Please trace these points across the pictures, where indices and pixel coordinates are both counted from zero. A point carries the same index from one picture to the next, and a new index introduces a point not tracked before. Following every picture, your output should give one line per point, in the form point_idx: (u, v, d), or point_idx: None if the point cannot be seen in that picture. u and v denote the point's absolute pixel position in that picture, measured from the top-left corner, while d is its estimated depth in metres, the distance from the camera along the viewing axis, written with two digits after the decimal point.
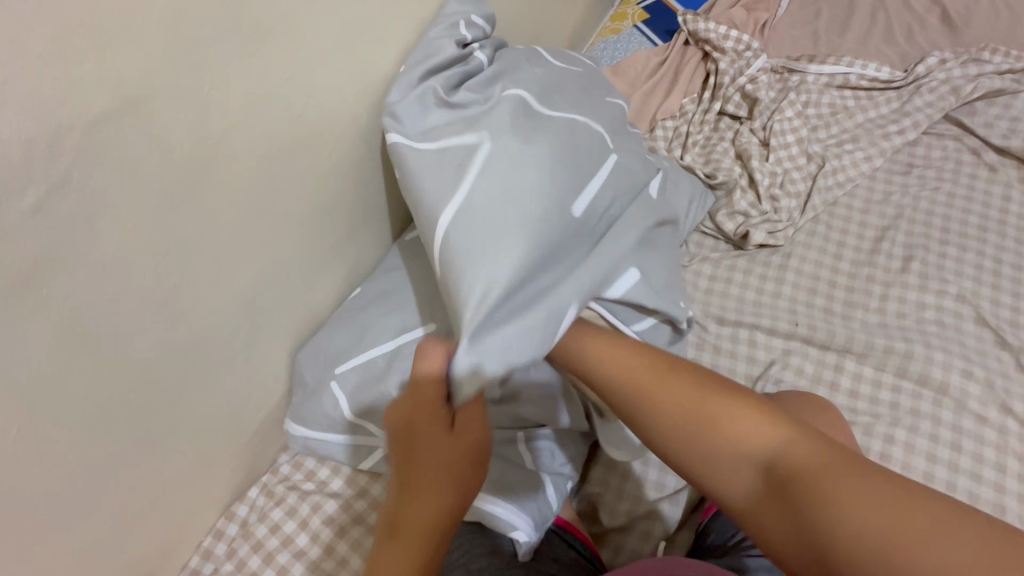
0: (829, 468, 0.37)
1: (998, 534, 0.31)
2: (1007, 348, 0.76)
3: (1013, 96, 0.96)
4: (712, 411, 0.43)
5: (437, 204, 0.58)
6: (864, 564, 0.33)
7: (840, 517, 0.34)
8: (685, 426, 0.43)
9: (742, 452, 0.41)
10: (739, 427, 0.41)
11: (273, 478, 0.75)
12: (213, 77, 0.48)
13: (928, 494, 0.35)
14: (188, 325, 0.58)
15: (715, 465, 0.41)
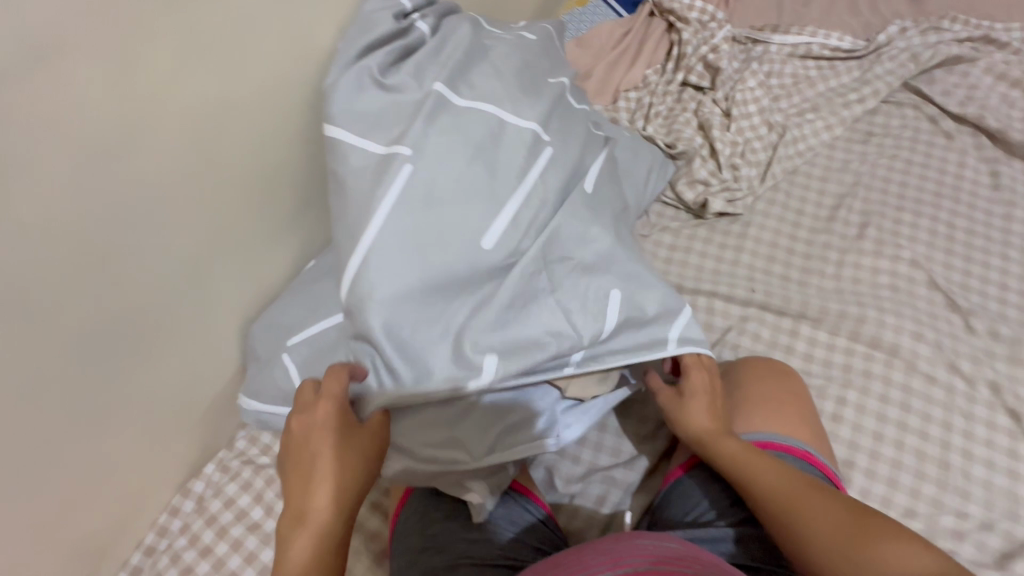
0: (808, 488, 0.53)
1: (888, 531, 0.50)
2: (957, 310, 0.77)
3: (970, 64, 0.97)
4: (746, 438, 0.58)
5: (377, 172, 0.56)
6: (796, 529, 0.52)
7: (801, 513, 0.52)
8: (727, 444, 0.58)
9: (765, 472, 0.55)
10: (766, 453, 0.56)
11: (229, 454, 0.75)
12: (128, 32, 0.47)
13: (875, 521, 0.51)
14: (123, 292, 0.57)
15: (745, 472, 0.56)
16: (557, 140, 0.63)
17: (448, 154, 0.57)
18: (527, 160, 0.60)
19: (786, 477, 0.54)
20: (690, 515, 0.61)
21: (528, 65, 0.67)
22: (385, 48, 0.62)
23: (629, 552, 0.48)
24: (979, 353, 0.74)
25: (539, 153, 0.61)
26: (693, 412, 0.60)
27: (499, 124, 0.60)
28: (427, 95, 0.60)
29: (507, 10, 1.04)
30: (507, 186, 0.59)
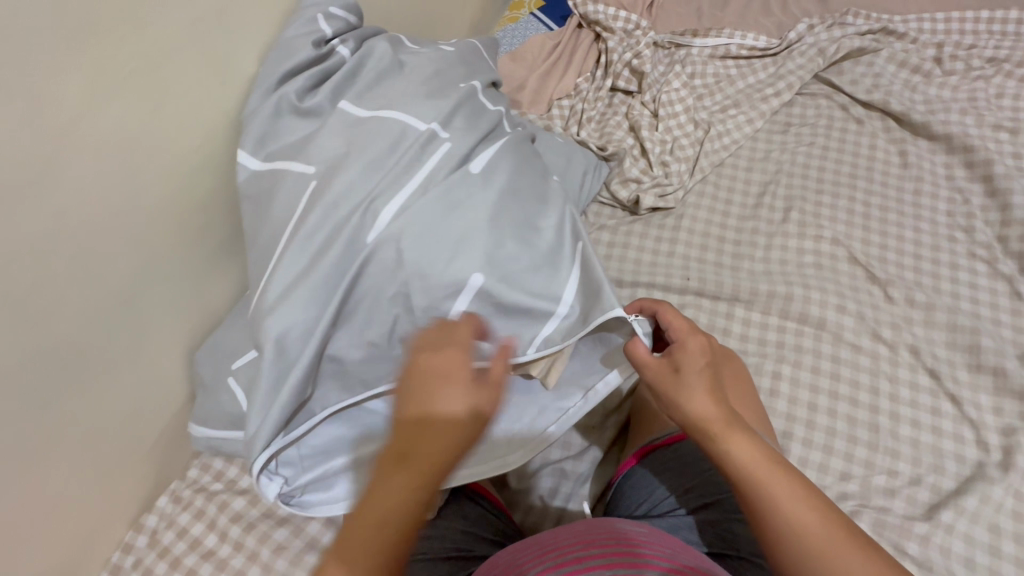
0: (830, 537, 0.47)
1: None
2: (876, 282, 0.82)
3: (874, 54, 1.04)
4: (772, 467, 0.50)
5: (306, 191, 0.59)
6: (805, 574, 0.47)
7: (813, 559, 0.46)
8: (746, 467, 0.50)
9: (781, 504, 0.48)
10: (787, 485, 0.49)
11: (181, 484, 0.74)
12: (41, 70, 0.49)
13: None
14: (55, 329, 0.57)
15: (760, 502, 0.49)
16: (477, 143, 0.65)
17: (359, 164, 0.60)
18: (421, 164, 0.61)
19: (805, 515, 0.48)
20: (643, 508, 0.63)
21: (439, 72, 0.68)
22: (294, 66, 0.64)
23: (601, 532, 0.52)
24: (899, 320, 0.78)
25: (434, 148, 0.62)
26: (695, 398, 0.54)
27: (410, 130, 0.62)
28: (334, 111, 0.63)
29: (440, 29, 1.08)
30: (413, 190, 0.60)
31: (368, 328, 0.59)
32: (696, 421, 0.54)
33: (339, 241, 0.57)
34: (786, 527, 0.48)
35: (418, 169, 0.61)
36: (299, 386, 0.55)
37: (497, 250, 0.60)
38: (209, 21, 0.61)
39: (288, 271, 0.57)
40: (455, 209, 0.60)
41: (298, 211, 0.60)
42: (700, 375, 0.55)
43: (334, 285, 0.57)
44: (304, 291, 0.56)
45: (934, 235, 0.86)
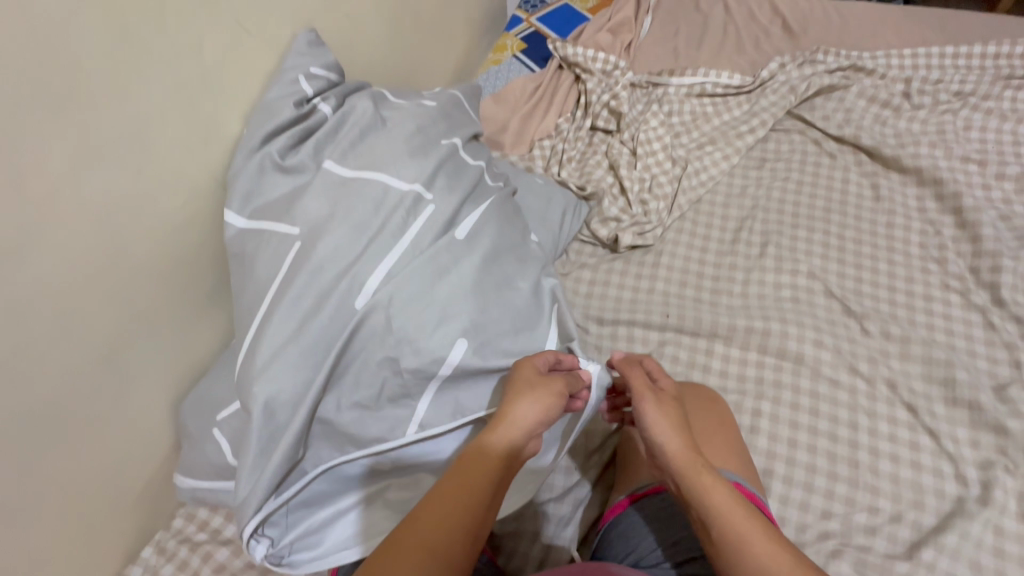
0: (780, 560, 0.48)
1: None
2: (852, 316, 0.83)
3: (844, 91, 1.07)
4: (731, 496, 0.53)
5: (285, 252, 0.62)
6: None
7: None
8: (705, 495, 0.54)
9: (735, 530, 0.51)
10: (743, 513, 0.52)
11: (166, 534, 0.75)
12: (25, 145, 0.51)
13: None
14: (38, 388, 0.58)
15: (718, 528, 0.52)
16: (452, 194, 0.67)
17: (341, 222, 0.62)
18: (408, 225, 0.63)
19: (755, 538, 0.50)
20: (632, 559, 0.63)
21: (422, 129, 0.71)
22: (284, 128, 0.67)
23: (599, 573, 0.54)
24: (875, 354, 0.80)
25: (419, 211, 0.64)
26: (663, 429, 0.59)
27: (392, 185, 0.64)
28: (319, 170, 0.65)
29: (425, 74, 1.12)
30: (390, 247, 0.61)
31: (356, 388, 0.60)
32: (667, 452, 0.58)
33: (322, 301, 0.59)
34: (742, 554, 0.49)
35: (405, 232, 0.63)
36: (290, 450, 0.56)
37: (481, 315, 0.63)
38: (191, 85, 0.63)
39: (276, 333, 0.58)
40: (442, 271, 0.62)
41: (283, 270, 0.61)
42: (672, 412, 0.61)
43: (323, 347, 0.58)
44: (292, 354, 0.57)
45: (908, 267, 0.88)
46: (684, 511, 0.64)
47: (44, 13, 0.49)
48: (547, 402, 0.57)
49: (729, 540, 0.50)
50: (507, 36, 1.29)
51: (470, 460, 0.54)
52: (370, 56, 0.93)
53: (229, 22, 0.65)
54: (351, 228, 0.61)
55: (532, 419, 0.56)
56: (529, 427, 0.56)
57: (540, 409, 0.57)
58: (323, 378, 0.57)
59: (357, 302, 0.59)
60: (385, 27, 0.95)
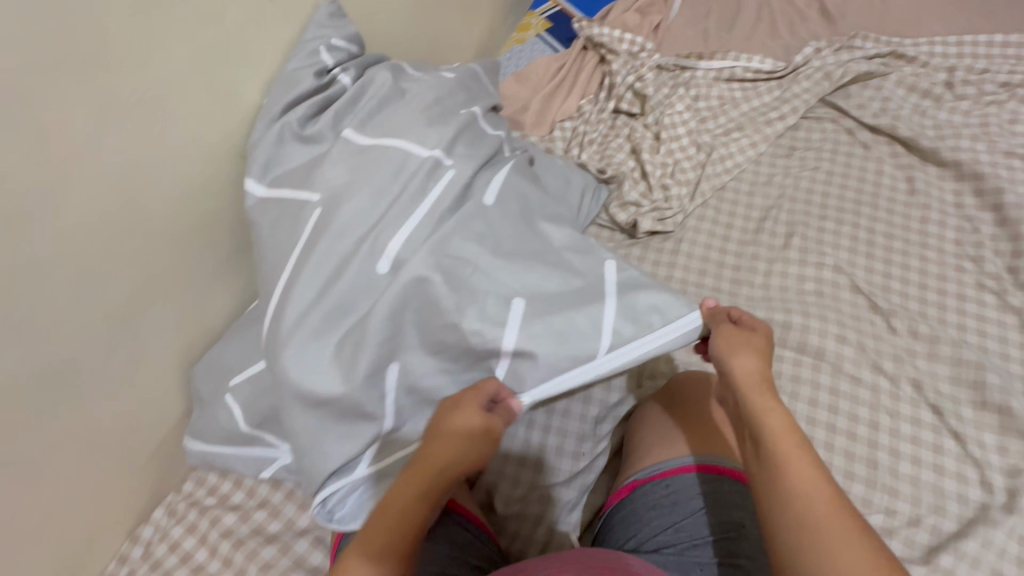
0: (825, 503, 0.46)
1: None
2: (879, 313, 0.80)
3: (883, 78, 1.03)
4: (796, 434, 0.51)
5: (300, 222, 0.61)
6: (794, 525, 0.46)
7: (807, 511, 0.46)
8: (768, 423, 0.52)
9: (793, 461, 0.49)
10: (805, 451, 0.50)
11: (177, 497, 0.76)
12: (44, 104, 0.51)
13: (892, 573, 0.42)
14: (54, 346, 0.59)
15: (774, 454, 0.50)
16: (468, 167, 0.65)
17: (355, 191, 0.61)
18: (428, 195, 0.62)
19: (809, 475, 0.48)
20: (632, 543, 0.62)
21: (440, 101, 0.69)
22: (302, 92, 0.66)
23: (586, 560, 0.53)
24: (901, 352, 0.77)
25: (438, 175, 0.63)
26: (739, 355, 0.56)
27: (411, 152, 0.63)
28: (337, 139, 0.65)
29: (448, 50, 1.10)
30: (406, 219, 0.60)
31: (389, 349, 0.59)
32: (736, 374, 0.56)
33: (336, 271, 0.58)
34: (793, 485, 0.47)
35: (424, 200, 0.61)
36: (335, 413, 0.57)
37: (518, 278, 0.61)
38: (212, 50, 0.63)
39: (294, 301, 0.58)
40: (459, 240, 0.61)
41: (296, 240, 0.61)
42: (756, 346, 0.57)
43: (344, 314, 0.58)
44: (315, 319, 0.57)
45: (941, 264, 0.84)
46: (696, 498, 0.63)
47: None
48: (477, 449, 0.54)
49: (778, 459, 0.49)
50: (532, 14, 1.28)
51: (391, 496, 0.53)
52: (392, 28, 0.91)
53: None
54: (367, 197, 0.61)
55: (441, 456, 0.53)
56: (452, 474, 0.54)
57: (444, 447, 0.54)
58: (359, 336, 0.57)
59: (378, 267, 0.59)
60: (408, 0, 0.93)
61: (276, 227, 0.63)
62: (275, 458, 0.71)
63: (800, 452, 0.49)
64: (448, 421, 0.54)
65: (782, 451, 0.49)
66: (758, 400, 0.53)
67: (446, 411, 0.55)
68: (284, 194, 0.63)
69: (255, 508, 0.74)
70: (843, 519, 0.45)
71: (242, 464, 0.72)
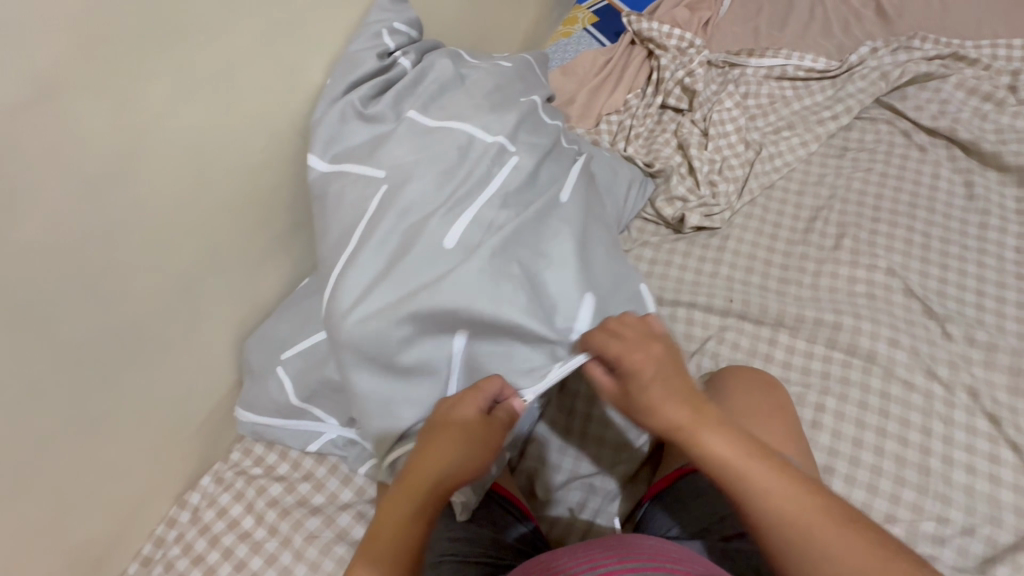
0: (818, 524, 0.47)
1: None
2: (934, 318, 0.78)
3: (942, 80, 1.00)
4: (750, 467, 0.50)
5: (360, 200, 0.62)
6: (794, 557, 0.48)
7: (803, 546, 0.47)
8: (727, 467, 0.50)
9: (766, 498, 0.49)
10: (767, 484, 0.49)
11: (224, 465, 0.78)
12: (130, 73, 0.53)
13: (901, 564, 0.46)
14: (122, 308, 0.61)
15: (750, 497, 0.49)
16: (525, 153, 0.66)
17: (418, 171, 0.62)
18: (490, 180, 0.63)
19: (786, 506, 0.48)
20: (675, 530, 0.62)
21: (501, 87, 0.70)
22: (368, 73, 0.68)
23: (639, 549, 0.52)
24: (957, 359, 0.75)
25: (502, 161, 0.64)
26: (656, 402, 0.53)
27: (473, 136, 0.64)
28: (402, 120, 0.65)
29: (497, 40, 1.12)
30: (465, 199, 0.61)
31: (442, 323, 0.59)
32: (670, 427, 0.53)
33: (394, 240, 0.60)
34: (780, 520, 0.48)
35: (487, 186, 0.62)
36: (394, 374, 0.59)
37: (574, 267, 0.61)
38: (281, 29, 0.64)
39: (358, 272, 0.59)
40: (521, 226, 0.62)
41: (357, 217, 0.62)
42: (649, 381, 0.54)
43: (405, 285, 0.58)
44: (379, 288, 0.58)
45: (999, 271, 0.82)
46: None
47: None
48: (472, 452, 0.54)
49: (749, 502, 0.49)
50: (578, 9, 1.28)
51: (393, 501, 0.53)
52: (446, 16, 0.93)
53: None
54: (428, 176, 0.62)
55: (439, 460, 0.53)
56: (453, 478, 0.54)
57: (441, 452, 0.54)
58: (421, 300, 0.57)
59: (445, 239, 0.59)
60: None
61: (337, 201, 0.64)
62: (322, 432, 0.73)
63: (766, 475, 0.49)
64: (450, 425, 0.55)
65: (750, 491, 0.49)
66: (700, 438, 0.52)
67: (444, 412, 0.56)
68: (346, 167, 0.64)
69: (299, 480, 0.75)
70: (833, 523, 0.47)
71: (288, 436, 0.74)
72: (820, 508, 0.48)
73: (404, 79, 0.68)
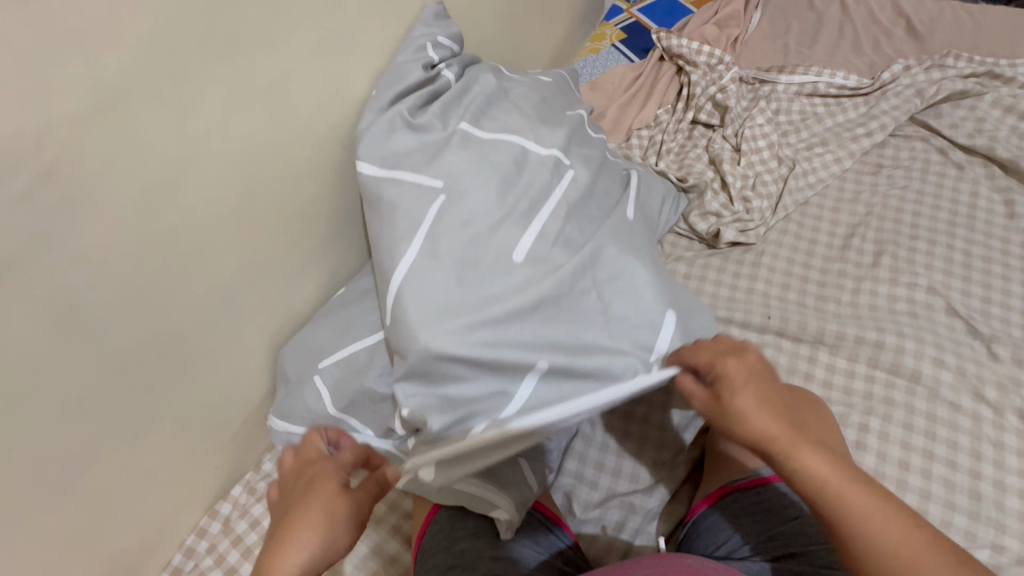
0: (919, 554, 0.45)
1: None
2: (979, 338, 0.77)
3: (977, 98, 1.00)
4: (843, 486, 0.48)
5: (414, 208, 0.62)
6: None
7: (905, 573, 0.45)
8: (819, 489, 0.48)
9: (863, 519, 0.47)
10: (866, 505, 0.47)
11: (256, 476, 0.78)
12: (190, 85, 0.53)
13: None
14: (168, 316, 0.61)
15: (847, 516, 0.47)
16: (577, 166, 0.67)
17: (468, 184, 0.62)
18: (544, 194, 0.63)
19: (886, 531, 0.46)
20: (724, 549, 0.60)
21: (546, 101, 0.72)
22: (412, 84, 0.68)
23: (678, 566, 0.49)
24: (1005, 380, 0.73)
25: (560, 175, 0.65)
26: (752, 417, 0.51)
27: (523, 151, 0.65)
28: (453, 133, 0.66)
29: (529, 55, 1.14)
30: (518, 210, 0.62)
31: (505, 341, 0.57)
32: (762, 440, 0.51)
33: (451, 253, 0.59)
34: (881, 543, 0.46)
35: (545, 200, 0.63)
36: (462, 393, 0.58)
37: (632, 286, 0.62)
38: (331, 44, 0.65)
39: (416, 287, 0.59)
40: (575, 242, 0.63)
41: (412, 227, 0.61)
42: (746, 390, 0.52)
43: (464, 299, 0.58)
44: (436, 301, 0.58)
45: None
46: (781, 509, 0.61)
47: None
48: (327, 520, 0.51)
49: (846, 521, 0.47)
50: (606, 26, 1.30)
51: None
52: (483, 31, 0.94)
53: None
54: (482, 188, 0.62)
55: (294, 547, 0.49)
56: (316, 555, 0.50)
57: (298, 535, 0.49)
58: (486, 316, 0.57)
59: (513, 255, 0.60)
60: (498, 5, 0.96)
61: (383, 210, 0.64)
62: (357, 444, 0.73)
63: (861, 492, 0.48)
64: (299, 501, 0.52)
65: (844, 507, 0.47)
66: (797, 452, 0.49)
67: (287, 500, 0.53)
68: (399, 176, 0.64)
69: None
70: (932, 551, 0.45)
71: None
72: (922, 535, 0.46)
73: (449, 92, 0.69)
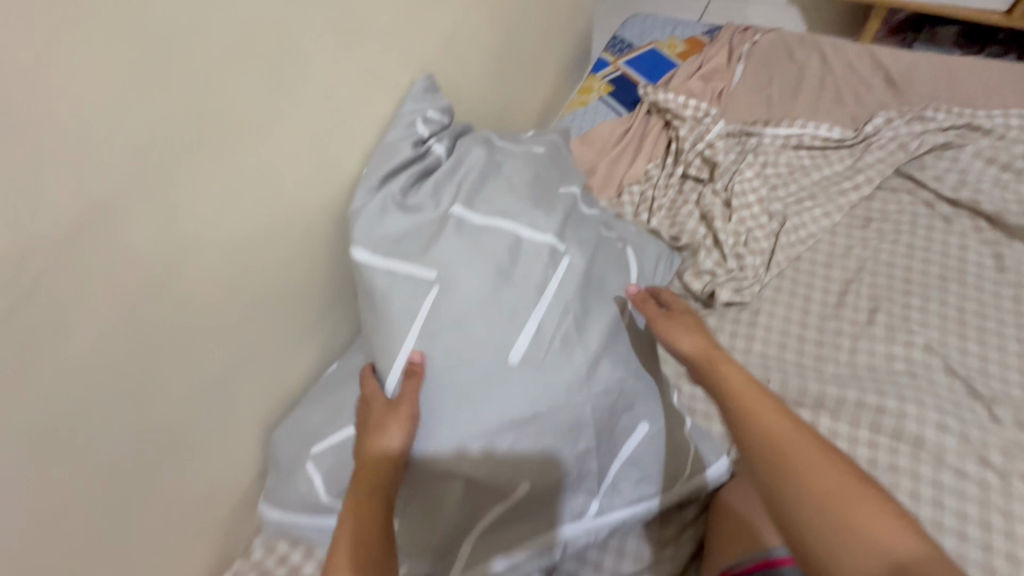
0: (829, 483, 0.50)
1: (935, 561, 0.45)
2: (979, 399, 0.76)
3: (960, 149, 1.02)
4: (775, 438, 0.53)
5: (409, 305, 0.61)
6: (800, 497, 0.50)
7: (804, 500, 0.50)
8: (747, 416, 0.56)
9: (789, 462, 0.51)
10: (791, 450, 0.52)
11: (245, 563, 0.74)
12: (180, 185, 0.52)
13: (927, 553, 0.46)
14: (157, 414, 0.59)
15: (772, 444, 0.53)
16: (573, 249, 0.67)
17: (463, 273, 0.61)
18: (542, 285, 0.63)
19: (796, 449, 0.52)
20: None
21: (539, 177, 0.72)
22: (405, 162, 0.68)
23: None
24: (1008, 444, 0.73)
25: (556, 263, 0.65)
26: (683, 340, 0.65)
27: (518, 237, 0.65)
28: (445, 215, 0.65)
29: (519, 111, 1.15)
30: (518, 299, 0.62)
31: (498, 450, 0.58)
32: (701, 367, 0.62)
33: (446, 353, 0.59)
34: (792, 464, 0.51)
35: (543, 292, 0.63)
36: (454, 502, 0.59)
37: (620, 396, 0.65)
38: (319, 128, 0.65)
39: (411, 391, 0.58)
40: (570, 335, 0.63)
41: (407, 323, 0.61)
42: (690, 331, 0.66)
43: (461, 402, 0.59)
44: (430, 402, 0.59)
45: None
46: None
47: (216, 54, 0.51)
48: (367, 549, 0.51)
49: (764, 439, 0.54)
50: (593, 77, 1.32)
51: None
52: (472, 94, 0.95)
53: (359, 66, 0.67)
54: (478, 283, 0.61)
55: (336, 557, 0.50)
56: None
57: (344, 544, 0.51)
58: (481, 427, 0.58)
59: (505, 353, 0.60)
60: (487, 69, 0.97)
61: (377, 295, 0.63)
62: None
63: (785, 428, 0.54)
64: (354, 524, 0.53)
65: (775, 448, 0.53)
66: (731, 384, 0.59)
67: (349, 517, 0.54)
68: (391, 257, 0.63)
69: None
70: (840, 476, 0.50)
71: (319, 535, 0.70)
72: (839, 469, 0.51)
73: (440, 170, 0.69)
